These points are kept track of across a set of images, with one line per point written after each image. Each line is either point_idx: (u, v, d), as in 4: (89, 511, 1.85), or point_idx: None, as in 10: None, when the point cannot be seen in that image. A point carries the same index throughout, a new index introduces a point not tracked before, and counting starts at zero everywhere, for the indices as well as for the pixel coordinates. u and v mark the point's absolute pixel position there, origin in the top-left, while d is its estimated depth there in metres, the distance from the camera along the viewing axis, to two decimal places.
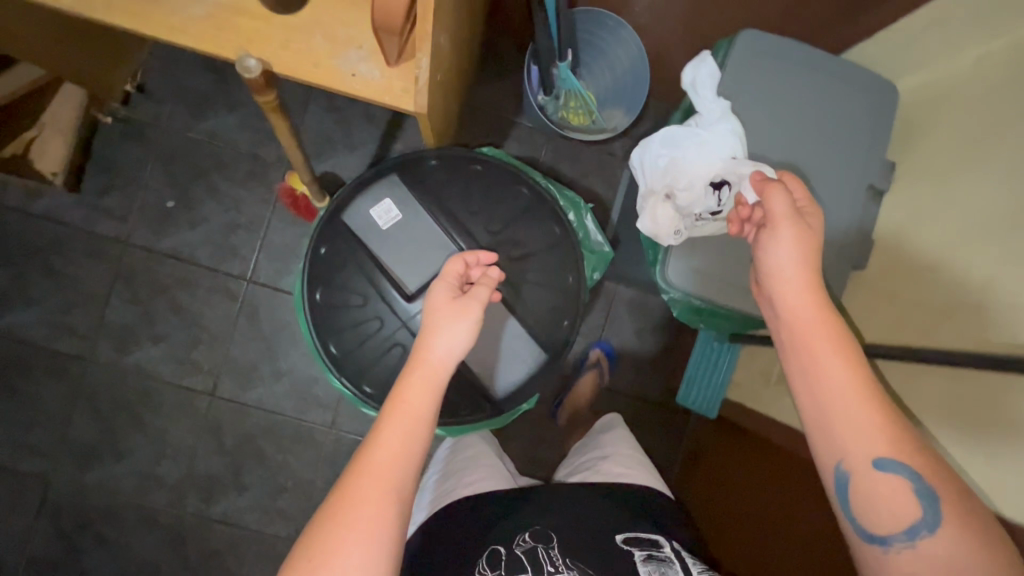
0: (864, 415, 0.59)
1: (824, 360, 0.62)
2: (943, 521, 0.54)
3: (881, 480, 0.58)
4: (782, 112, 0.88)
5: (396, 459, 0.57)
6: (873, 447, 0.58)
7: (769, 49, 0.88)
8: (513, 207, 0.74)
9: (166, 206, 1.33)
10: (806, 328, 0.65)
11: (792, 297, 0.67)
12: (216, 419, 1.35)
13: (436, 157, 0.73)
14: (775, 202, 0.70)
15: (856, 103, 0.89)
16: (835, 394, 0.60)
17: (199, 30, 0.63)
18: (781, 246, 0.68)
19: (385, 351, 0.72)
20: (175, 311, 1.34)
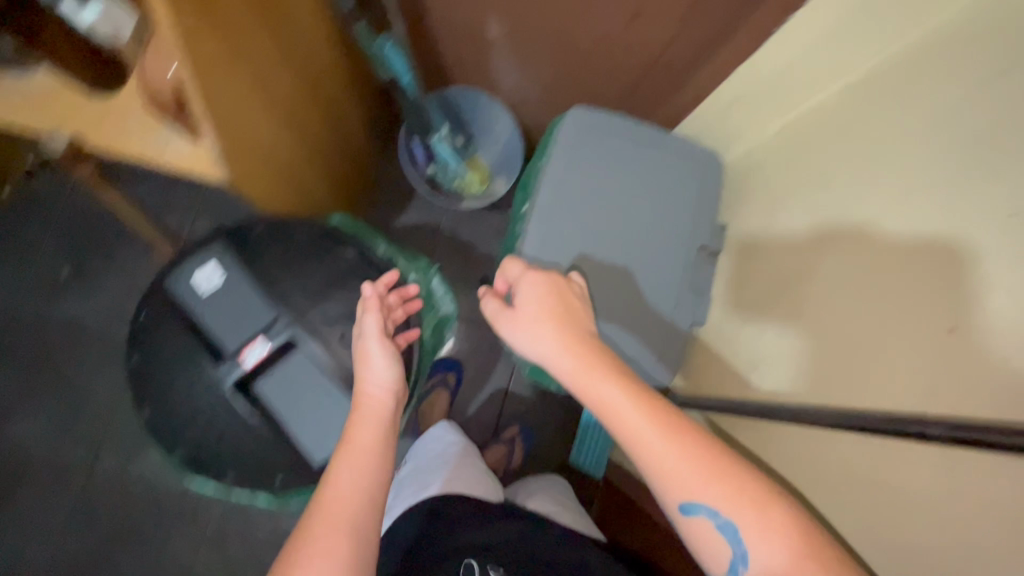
0: (672, 461, 0.52)
1: (622, 411, 0.56)
2: (750, 551, 0.49)
3: (700, 528, 0.51)
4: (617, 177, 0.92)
5: (353, 490, 0.57)
6: (687, 484, 0.51)
7: (599, 123, 0.93)
8: (334, 269, 0.76)
9: (60, 276, 1.34)
10: (586, 393, 0.58)
11: (560, 363, 0.61)
12: (92, 498, 1.28)
13: (263, 226, 0.77)
14: (488, 306, 0.68)
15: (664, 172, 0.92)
16: (633, 436, 0.54)
17: (17, 109, 0.66)
18: (523, 331, 0.64)
19: (197, 409, 0.70)
20: (59, 382, 1.31)
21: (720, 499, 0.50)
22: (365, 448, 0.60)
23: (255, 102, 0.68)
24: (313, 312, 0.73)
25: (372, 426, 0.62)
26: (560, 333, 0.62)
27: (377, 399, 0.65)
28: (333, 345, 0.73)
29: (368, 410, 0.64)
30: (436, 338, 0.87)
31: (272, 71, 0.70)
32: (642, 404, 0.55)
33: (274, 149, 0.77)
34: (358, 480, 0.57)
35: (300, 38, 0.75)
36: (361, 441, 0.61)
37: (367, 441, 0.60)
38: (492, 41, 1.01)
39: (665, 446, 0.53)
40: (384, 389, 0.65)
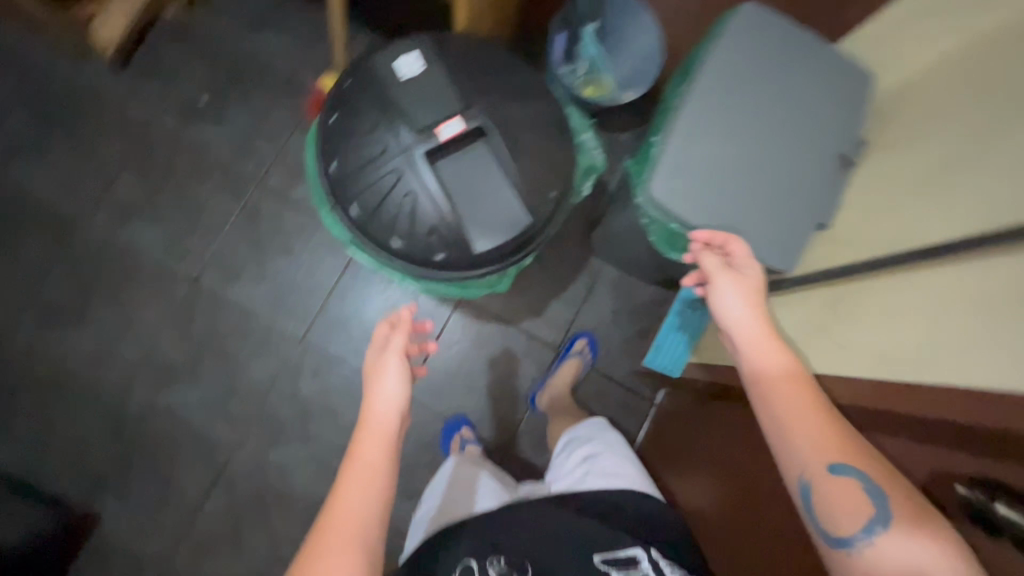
0: (815, 433, 0.63)
1: (781, 385, 0.68)
2: (896, 521, 0.55)
3: (840, 487, 0.59)
4: (769, 81, 0.97)
5: (362, 508, 0.65)
6: (837, 453, 0.61)
7: (762, 25, 0.97)
8: (519, 84, 0.83)
9: (201, 101, 1.41)
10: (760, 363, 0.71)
11: (746, 332, 0.75)
12: (190, 307, 1.37)
13: (460, 37, 0.84)
14: (706, 261, 0.81)
15: (816, 81, 0.97)
16: (790, 410, 0.65)
17: None
18: (724, 304, 0.77)
19: (381, 169, 0.77)
20: (180, 196, 1.39)
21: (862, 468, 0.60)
22: (370, 467, 0.68)
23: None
24: (496, 109, 0.80)
25: (377, 444, 0.70)
26: (760, 312, 0.76)
27: (385, 415, 0.73)
28: (508, 145, 0.80)
29: (370, 431, 0.72)
30: (583, 180, 0.93)
31: None
32: (803, 388, 0.67)
33: None
34: (363, 492, 0.66)
35: None
36: (371, 460, 0.69)
37: (372, 459, 0.69)
38: None
39: (817, 426, 0.64)
40: (390, 406, 0.74)
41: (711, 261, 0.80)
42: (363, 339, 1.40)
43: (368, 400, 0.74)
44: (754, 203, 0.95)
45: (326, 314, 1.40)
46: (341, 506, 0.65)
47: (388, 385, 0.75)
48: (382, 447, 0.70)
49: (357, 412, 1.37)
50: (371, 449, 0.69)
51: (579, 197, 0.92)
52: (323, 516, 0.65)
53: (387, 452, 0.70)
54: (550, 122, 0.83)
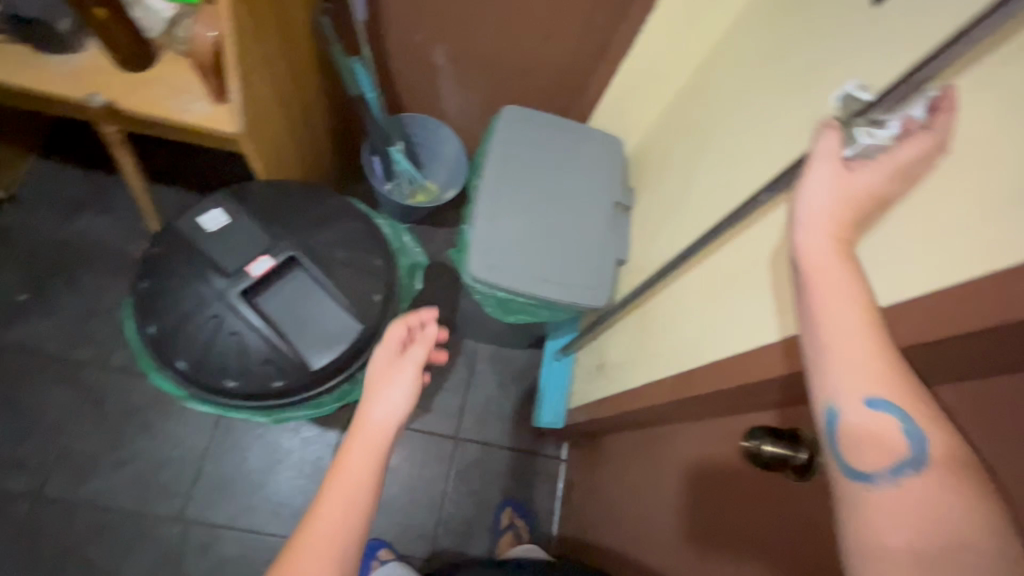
0: (868, 353, 0.45)
1: (826, 289, 0.48)
2: (933, 463, 0.42)
3: (874, 422, 0.45)
4: (543, 159, 1.17)
5: (338, 526, 0.61)
6: (877, 379, 0.45)
7: (525, 118, 1.18)
8: (323, 210, 0.91)
9: (20, 300, 1.34)
10: (824, 280, 0.48)
11: (815, 243, 0.50)
12: (37, 524, 1.21)
13: (260, 184, 0.93)
14: (827, 138, 0.51)
15: (580, 152, 1.19)
16: (829, 333, 0.47)
17: (63, 80, 0.82)
18: (808, 201, 0.51)
19: (202, 318, 0.81)
20: (8, 404, 1.27)
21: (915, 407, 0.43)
22: (356, 478, 0.64)
23: (258, 67, 0.85)
24: (303, 239, 0.88)
25: (367, 457, 0.66)
26: (848, 217, 0.50)
27: (381, 424, 0.69)
28: (321, 265, 0.87)
29: (366, 438, 0.67)
30: (410, 279, 1.03)
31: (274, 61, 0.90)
32: (861, 307, 0.46)
33: (271, 116, 0.94)
34: (346, 516, 0.62)
35: (294, 44, 0.97)
36: (355, 472, 0.65)
37: (357, 474, 0.64)
38: (439, 67, 1.27)
39: (878, 342, 0.45)
40: (388, 416, 0.69)
41: (832, 141, 0.51)
42: (250, 494, 1.31)
43: (366, 404, 0.70)
44: (561, 258, 1.10)
45: (203, 480, 1.30)
46: (319, 519, 0.61)
47: (397, 398, 0.71)
48: (370, 463, 0.66)
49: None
50: (354, 458, 0.65)
51: (411, 295, 1.01)
52: (301, 526, 0.62)
53: (374, 465, 0.66)
54: (361, 236, 0.92)
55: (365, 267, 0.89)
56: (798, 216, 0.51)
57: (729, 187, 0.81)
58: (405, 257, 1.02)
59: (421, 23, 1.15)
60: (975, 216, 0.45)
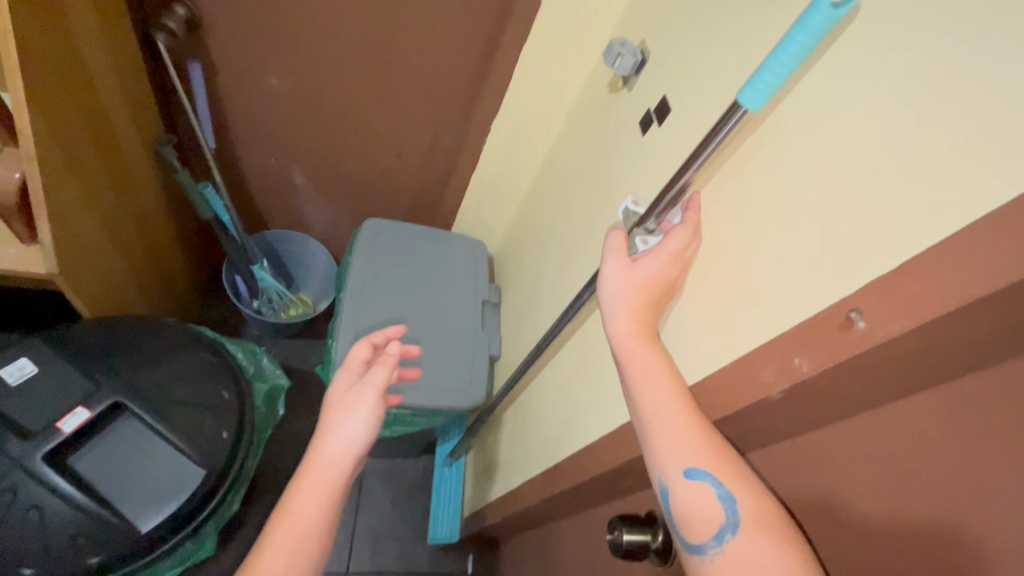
0: (682, 425, 0.49)
1: (641, 363, 0.54)
2: (744, 523, 0.44)
3: (698, 492, 0.47)
4: (407, 267, 1.20)
5: None
6: (690, 448, 0.48)
7: (388, 228, 1.22)
8: (160, 345, 0.85)
9: None
10: (631, 355, 0.55)
11: (620, 327, 0.57)
12: None
13: (81, 324, 0.84)
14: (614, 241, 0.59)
15: (444, 256, 1.23)
16: (648, 407, 0.51)
17: None
18: (610, 294, 0.58)
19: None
20: None
21: (728, 472, 0.46)
22: (304, 523, 0.59)
23: (78, 203, 0.80)
24: (132, 381, 0.79)
25: (316, 499, 0.61)
26: (645, 302, 0.57)
27: (337, 453, 0.63)
28: (153, 409, 0.78)
29: (319, 472, 0.62)
30: (271, 407, 0.97)
31: (99, 194, 0.86)
32: (671, 382, 0.52)
33: (98, 250, 0.88)
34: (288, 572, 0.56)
35: (126, 175, 0.94)
36: (303, 516, 0.59)
37: (306, 520, 0.59)
38: (300, 186, 1.29)
39: (688, 413, 0.50)
40: (347, 442, 0.64)
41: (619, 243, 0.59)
42: None
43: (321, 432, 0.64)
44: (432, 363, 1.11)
45: None
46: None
47: (358, 423, 0.65)
48: (320, 505, 0.60)
49: None
50: (302, 499, 0.60)
51: (270, 423, 0.94)
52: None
53: (325, 506, 0.61)
54: (204, 367, 0.85)
55: (209, 404, 0.82)
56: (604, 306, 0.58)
57: (569, 281, 0.90)
58: (263, 383, 0.96)
59: (275, 148, 1.19)
60: (743, 290, 0.51)
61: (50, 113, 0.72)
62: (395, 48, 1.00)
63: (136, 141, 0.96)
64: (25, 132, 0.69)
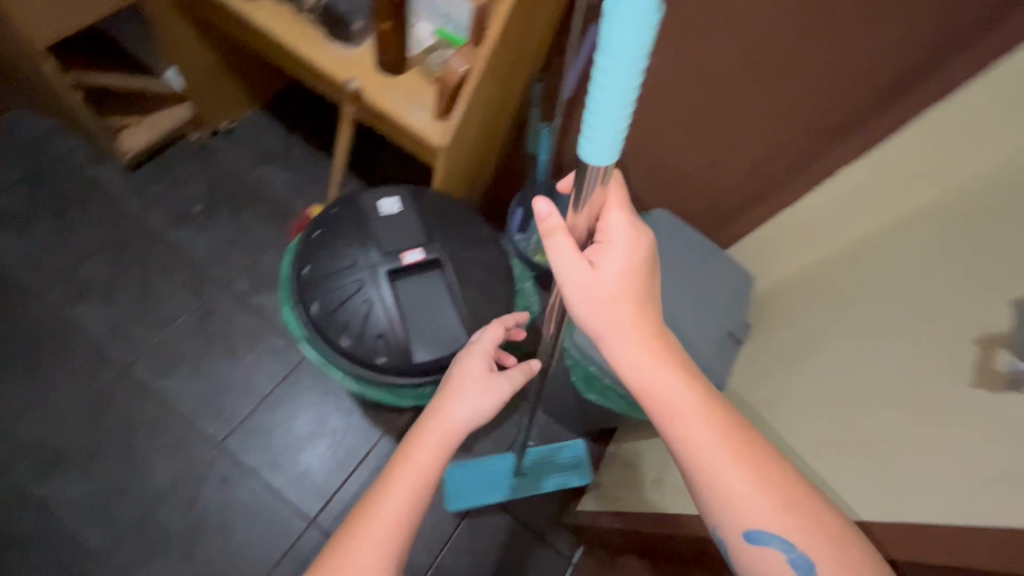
0: (752, 491, 0.60)
1: (693, 422, 0.63)
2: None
3: (760, 551, 0.59)
4: (674, 265, 1.21)
5: (396, 516, 0.68)
6: (751, 513, 0.60)
7: (671, 225, 1.24)
8: (476, 232, 1.01)
9: (192, 210, 1.56)
10: (657, 392, 0.64)
11: (635, 361, 0.63)
12: (110, 393, 1.33)
13: (435, 191, 1.06)
14: (612, 218, 0.63)
15: (713, 272, 1.20)
16: (701, 454, 0.62)
17: (335, 63, 1.02)
18: (570, 280, 0.61)
19: (348, 279, 0.91)
20: (142, 285, 1.45)
21: (797, 537, 0.58)
22: (421, 472, 0.71)
23: (481, 100, 1.00)
24: (452, 248, 0.97)
25: (434, 455, 0.73)
26: (640, 309, 0.63)
27: (457, 421, 0.76)
28: (458, 277, 0.95)
29: (440, 431, 0.74)
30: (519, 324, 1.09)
31: (491, 100, 1.05)
32: (717, 430, 0.63)
33: (467, 142, 1.08)
34: (406, 506, 0.68)
35: (509, 94, 1.13)
36: (422, 465, 0.72)
37: (427, 468, 0.71)
38: None
39: (745, 468, 0.61)
40: (465, 416, 0.76)
41: (566, 241, 0.60)
42: (283, 452, 1.37)
43: (445, 400, 0.77)
44: None
45: (253, 421, 1.38)
46: (380, 506, 0.68)
47: (471, 406, 0.77)
48: (436, 458, 0.72)
49: (256, 533, 1.29)
50: (424, 452, 0.72)
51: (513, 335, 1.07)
52: (362, 507, 0.69)
53: (436, 461, 0.73)
54: (497, 264, 1.00)
55: (491, 295, 0.97)
56: (585, 303, 0.62)
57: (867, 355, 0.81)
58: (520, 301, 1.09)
59: None
60: None
61: (511, 25, 0.91)
62: (778, 66, 0.99)
63: (526, 71, 1.15)
64: (493, 35, 0.88)
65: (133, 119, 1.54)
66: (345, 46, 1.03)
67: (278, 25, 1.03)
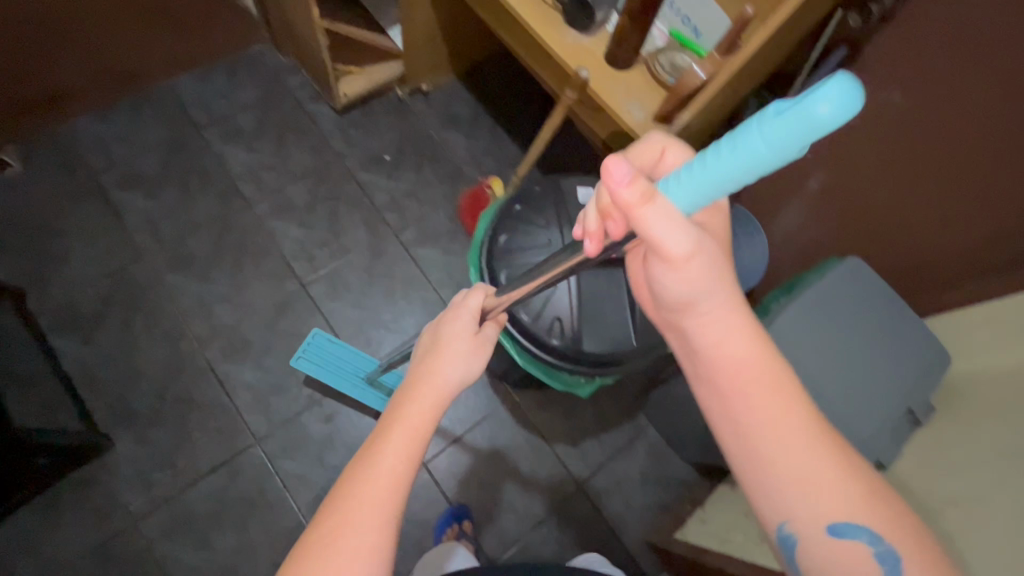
0: (830, 479, 0.59)
1: (768, 404, 0.62)
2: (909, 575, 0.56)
3: (844, 541, 0.58)
4: (860, 320, 1.10)
5: (397, 463, 0.68)
6: (829, 505, 0.59)
7: (863, 276, 1.13)
8: None
9: (382, 157, 1.72)
10: (732, 367, 0.63)
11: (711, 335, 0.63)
12: (289, 300, 1.52)
13: None
14: None
15: (904, 337, 1.09)
16: (780, 435, 0.61)
17: (567, 49, 1.05)
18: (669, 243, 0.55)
19: (541, 255, 0.95)
20: (330, 215, 1.63)
21: (879, 528, 0.57)
22: (418, 425, 0.72)
23: (704, 111, 0.99)
24: None
25: (430, 409, 0.73)
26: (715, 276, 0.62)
27: (452, 376, 0.76)
28: None
29: (434, 384, 0.75)
30: None
31: (710, 113, 1.04)
32: (796, 410, 0.62)
33: None
34: (404, 462, 0.68)
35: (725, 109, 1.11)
36: (418, 418, 0.72)
37: (425, 420, 0.72)
38: (805, 190, 1.32)
39: (824, 453, 0.60)
40: (457, 371, 0.77)
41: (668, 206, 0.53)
42: None
43: (438, 353, 0.77)
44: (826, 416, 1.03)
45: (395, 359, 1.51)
46: (381, 456, 0.68)
47: (462, 366, 0.77)
48: (431, 411, 0.73)
49: None
50: (421, 404, 0.73)
51: None
52: (358, 461, 0.68)
53: (432, 413, 0.74)
54: None
55: None
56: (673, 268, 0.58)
57: None
58: None
59: (822, 150, 1.23)
60: None
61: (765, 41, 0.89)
62: None
63: (749, 88, 1.11)
64: (747, 50, 0.87)
65: (354, 67, 1.69)
66: (580, 35, 1.06)
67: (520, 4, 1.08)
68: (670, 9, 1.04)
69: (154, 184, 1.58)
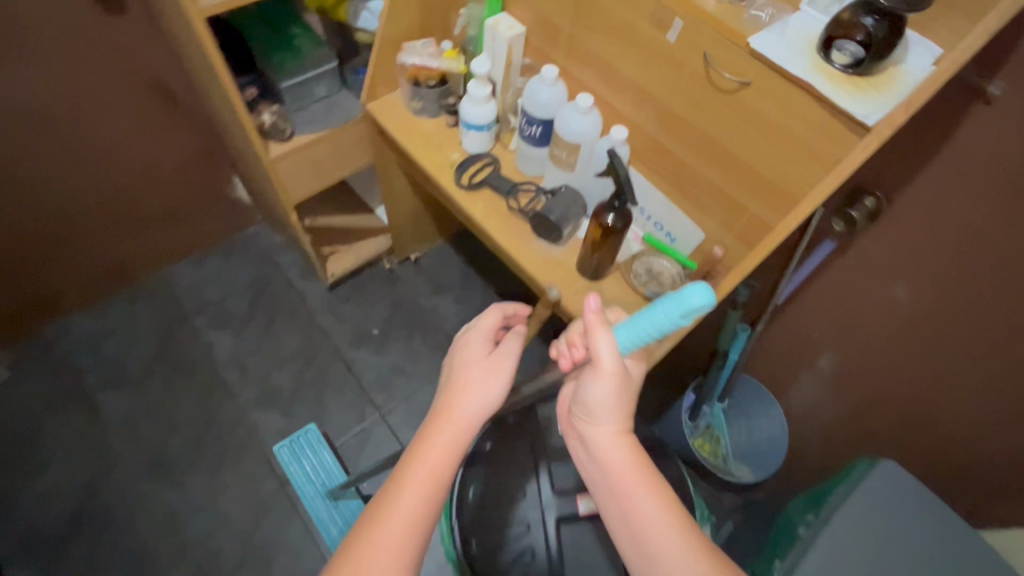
0: None
1: (643, 506, 0.64)
2: None
3: None
4: (912, 542, 0.93)
5: (414, 524, 0.61)
6: None
7: (903, 486, 0.98)
8: None
9: (371, 332, 1.68)
10: (619, 477, 0.66)
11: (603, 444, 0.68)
12: (268, 504, 1.41)
13: None
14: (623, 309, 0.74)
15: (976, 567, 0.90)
16: (659, 541, 0.61)
17: (537, 264, 1.00)
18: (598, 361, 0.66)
19: (513, 513, 0.91)
20: (316, 400, 1.56)
21: None
22: (434, 468, 0.65)
23: None
24: None
25: (449, 446, 0.67)
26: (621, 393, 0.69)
27: (469, 416, 0.70)
28: None
29: (449, 425, 0.68)
30: None
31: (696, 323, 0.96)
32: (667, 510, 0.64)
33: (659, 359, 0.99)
34: (421, 526, 0.61)
35: None
36: (434, 461, 0.65)
37: (441, 465, 0.65)
38: (817, 367, 1.21)
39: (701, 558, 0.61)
40: (475, 409, 0.70)
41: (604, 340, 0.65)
42: None
43: (457, 388, 0.71)
44: None
45: None
46: (395, 511, 0.61)
47: (480, 392, 0.71)
48: (449, 450, 0.66)
49: None
50: (438, 446, 0.66)
51: None
52: (368, 523, 0.61)
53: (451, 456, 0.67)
54: None
55: None
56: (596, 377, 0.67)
57: None
58: None
59: (830, 330, 1.13)
60: None
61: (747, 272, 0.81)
62: None
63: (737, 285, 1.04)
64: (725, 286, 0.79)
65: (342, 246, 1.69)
66: (551, 246, 1.01)
67: (488, 217, 1.05)
68: (639, 215, 0.99)
69: (137, 381, 1.54)
